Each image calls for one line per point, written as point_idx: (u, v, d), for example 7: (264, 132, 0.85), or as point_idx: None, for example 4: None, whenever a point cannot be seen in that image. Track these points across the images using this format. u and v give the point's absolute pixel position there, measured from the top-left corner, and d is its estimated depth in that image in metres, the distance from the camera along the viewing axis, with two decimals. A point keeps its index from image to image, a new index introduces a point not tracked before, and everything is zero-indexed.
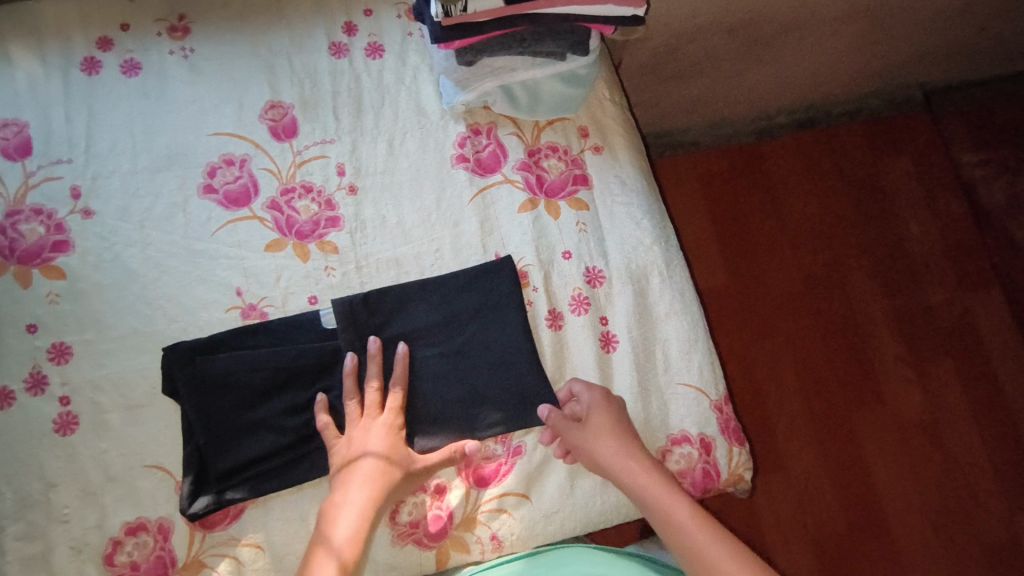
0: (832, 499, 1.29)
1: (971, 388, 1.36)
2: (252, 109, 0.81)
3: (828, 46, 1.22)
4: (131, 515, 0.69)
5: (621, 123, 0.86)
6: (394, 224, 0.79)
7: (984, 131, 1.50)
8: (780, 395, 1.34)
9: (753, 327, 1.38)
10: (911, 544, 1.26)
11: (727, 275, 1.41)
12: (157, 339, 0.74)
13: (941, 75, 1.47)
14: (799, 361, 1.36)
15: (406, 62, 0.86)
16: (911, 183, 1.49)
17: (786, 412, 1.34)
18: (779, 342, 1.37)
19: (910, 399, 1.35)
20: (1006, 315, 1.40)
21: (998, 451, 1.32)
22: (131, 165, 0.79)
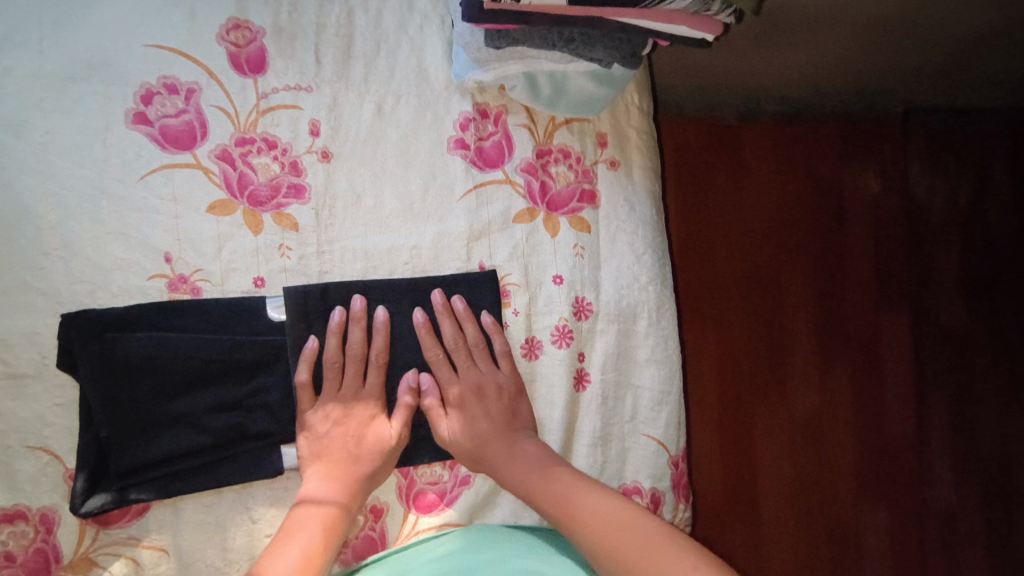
0: (713, 475, 1.24)
1: (865, 401, 1.31)
2: (207, 22, 0.64)
3: (846, 59, 1.08)
4: (7, 502, 0.59)
5: (643, 136, 0.76)
6: (369, 206, 0.67)
7: (948, 155, 1.32)
8: (697, 381, 1.26)
9: (694, 307, 1.28)
10: (774, 533, 1.23)
11: (680, 253, 1.29)
12: (56, 301, 0.60)
13: (929, 98, 1.24)
14: (724, 349, 1.27)
15: (414, 6, 0.70)
16: (873, 190, 1.36)
17: (699, 397, 1.26)
18: (710, 327, 1.27)
19: (809, 401, 1.29)
20: (918, 354, 1.33)
21: (873, 468, 1.29)
22: (37, 65, 0.61)
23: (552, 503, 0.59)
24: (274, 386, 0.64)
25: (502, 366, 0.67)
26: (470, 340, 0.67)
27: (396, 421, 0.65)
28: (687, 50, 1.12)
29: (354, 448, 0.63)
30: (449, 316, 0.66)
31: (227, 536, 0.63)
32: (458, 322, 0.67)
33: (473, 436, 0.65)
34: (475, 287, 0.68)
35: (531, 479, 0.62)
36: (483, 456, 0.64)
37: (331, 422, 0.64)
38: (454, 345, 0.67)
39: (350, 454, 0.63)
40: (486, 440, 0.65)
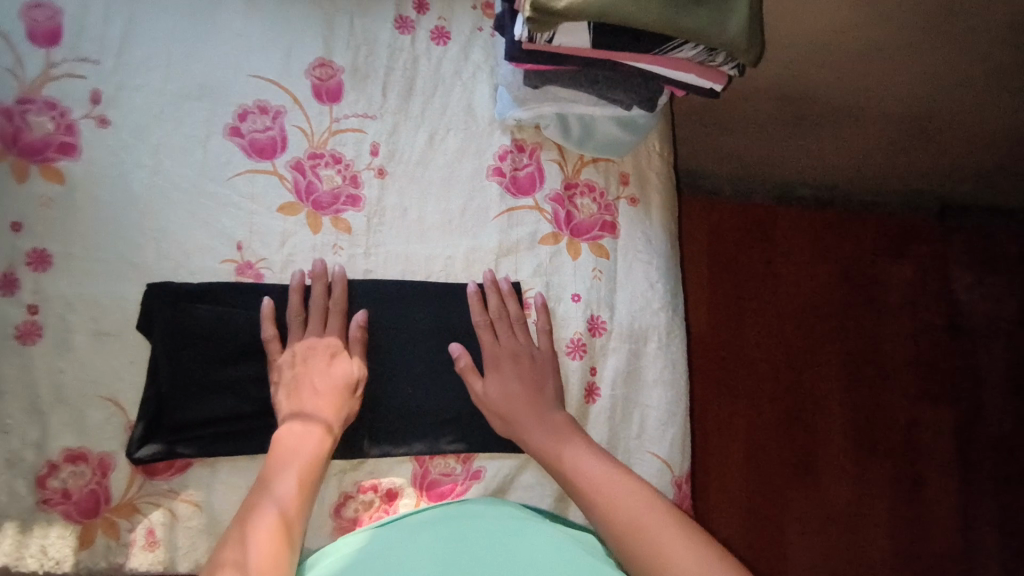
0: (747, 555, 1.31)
1: (896, 488, 1.39)
2: (300, 61, 0.78)
3: (868, 136, 1.22)
4: (74, 443, 0.68)
5: (663, 179, 0.85)
6: (413, 219, 0.77)
7: (979, 257, 1.49)
8: (725, 456, 1.35)
9: (726, 384, 1.37)
10: None
11: (715, 331, 1.39)
12: (143, 273, 0.71)
13: (965, 194, 1.42)
14: (753, 426, 1.37)
15: (469, 57, 0.82)
16: (905, 286, 1.47)
17: (726, 472, 1.34)
18: (738, 404, 1.37)
19: (840, 486, 1.37)
20: (950, 449, 1.42)
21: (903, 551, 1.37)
22: (162, 85, 0.75)
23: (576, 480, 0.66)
24: None
25: (539, 341, 0.75)
26: (512, 313, 0.75)
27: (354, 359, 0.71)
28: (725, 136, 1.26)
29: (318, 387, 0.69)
30: (496, 291, 0.75)
31: None
32: (503, 298, 0.75)
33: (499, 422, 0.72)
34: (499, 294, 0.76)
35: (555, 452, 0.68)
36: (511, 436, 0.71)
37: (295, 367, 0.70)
38: (497, 317, 0.74)
39: (313, 395, 0.68)
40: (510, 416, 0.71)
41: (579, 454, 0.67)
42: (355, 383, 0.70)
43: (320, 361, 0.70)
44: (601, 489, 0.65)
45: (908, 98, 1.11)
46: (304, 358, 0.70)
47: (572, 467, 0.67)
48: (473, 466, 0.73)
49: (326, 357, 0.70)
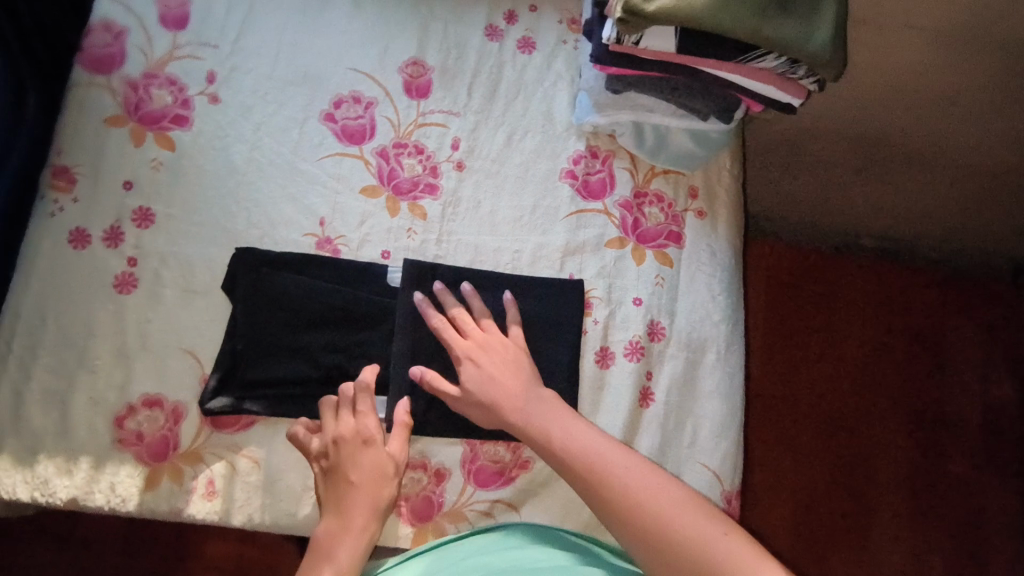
0: None
1: (956, 559, 1.31)
2: (394, 59, 0.84)
3: (940, 189, 1.20)
4: (152, 389, 0.72)
5: (732, 196, 0.85)
6: (485, 212, 0.80)
7: None
8: (769, 501, 1.30)
9: (775, 428, 1.34)
10: None
11: (766, 373, 1.37)
12: (233, 238, 0.76)
13: None
14: (802, 475, 1.32)
15: (552, 66, 0.86)
16: (971, 348, 1.42)
17: (770, 518, 1.29)
18: (786, 450, 1.33)
19: (894, 550, 1.30)
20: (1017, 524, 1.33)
21: None
22: (269, 71, 0.81)
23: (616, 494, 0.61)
24: (375, 339, 0.75)
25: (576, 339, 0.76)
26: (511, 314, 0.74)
27: (393, 444, 0.70)
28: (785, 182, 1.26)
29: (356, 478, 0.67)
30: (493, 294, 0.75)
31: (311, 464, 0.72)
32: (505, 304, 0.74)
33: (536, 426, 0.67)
34: (562, 290, 0.77)
35: (589, 460, 0.64)
36: (549, 440, 0.66)
37: (330, 456, 0.69)
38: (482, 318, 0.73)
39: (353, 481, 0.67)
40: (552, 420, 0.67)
41: (617, 462, 0.63)
42: (395, 465, 0.69)
43: (354, 446, 0.69)
44: (648, 502, 0.60)
45: (987, 149, 1.09)
46: (338, 446, 0.69)
47: (611, 480, 0.62)
48: (521, 458, 0.73)
49: (361, 443, 0.69)
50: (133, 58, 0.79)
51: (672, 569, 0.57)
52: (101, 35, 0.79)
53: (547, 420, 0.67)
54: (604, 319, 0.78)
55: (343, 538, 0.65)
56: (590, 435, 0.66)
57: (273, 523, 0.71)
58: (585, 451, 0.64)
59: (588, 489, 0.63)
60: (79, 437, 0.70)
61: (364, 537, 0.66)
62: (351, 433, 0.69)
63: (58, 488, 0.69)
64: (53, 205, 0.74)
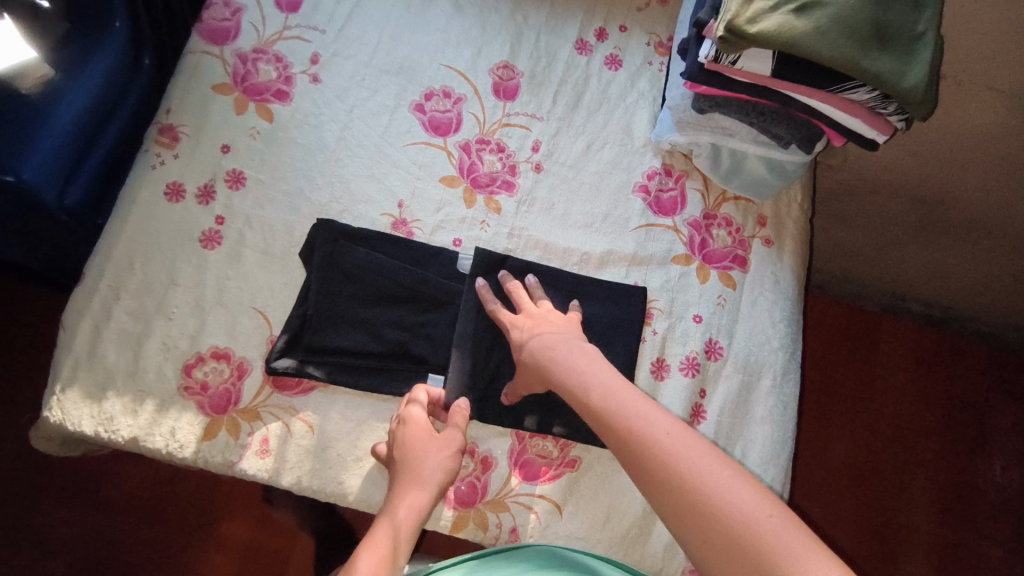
0: None
1: None
2: (486, 61, 0.87)
3: (999, 258, 1.17)
4: (222, 342, 0.74)
5: (799, 229, 0.86)
6: (558, 214, 0.82)
7: None
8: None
9: (808, 482, 1.31)
10: None
11: (802, 425, 1.34)
12: (315, 209, 0.79)
13: None
14: (831, 533, 1.28)
15: (636, 85, 0.89)
16: (1016, 428, 1.38)
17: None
18: (817, 505, 1.29)
19: None
20: None
21: None
22: (368, 59, 0.86)
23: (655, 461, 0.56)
24: (439, 322, 0.77)
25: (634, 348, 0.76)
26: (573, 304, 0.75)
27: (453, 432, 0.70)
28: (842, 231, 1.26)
29: (398, 453, 0.68)
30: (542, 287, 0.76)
31: (360, 436, 0.73)
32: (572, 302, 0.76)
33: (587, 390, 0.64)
34: (626, 297, 0.78)
35: (632, 425, 0.59)
36: (590, 399, 0.63)
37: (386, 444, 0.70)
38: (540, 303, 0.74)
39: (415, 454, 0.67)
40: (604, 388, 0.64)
41: (660, 428, 0.58)
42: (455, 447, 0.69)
43: (398, 426, 0.70)
44: (688, 471, 0.54)
45: None
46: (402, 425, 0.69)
47: (650, 446, 0.57)
48: (563, 454, 0.74)
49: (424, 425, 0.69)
50: (246, 32, 0.84)
51: (711, 547, 0.50)
52: (219, 9, 0.84)
53: (591, 380, 0.65)
54: (664, 331, 0.78)
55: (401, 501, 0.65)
56: (636, 402, 0.62)
57: (319, 489, 0.71)
58: (634, 415, 0.60)
59: (628, 456, 0.58)
60: (148, 379, 0.72)
61: (409, 509, 0.64)
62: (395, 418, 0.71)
63: (121, 426, 0.71)
64: (155, 158, 0.78)
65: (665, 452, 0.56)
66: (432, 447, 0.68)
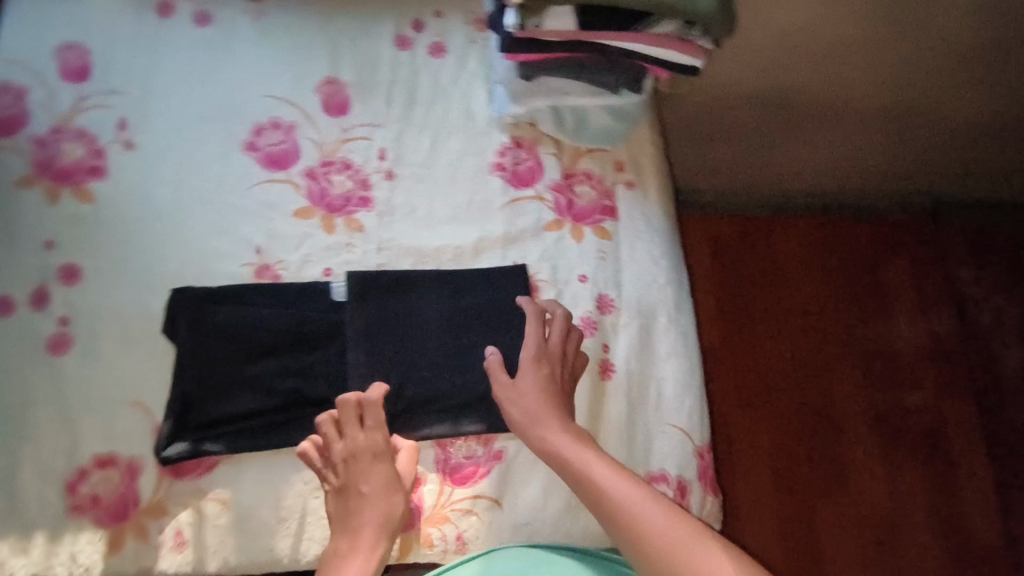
0: (782, 561, 1.27)
1: (935, 494, 1.33)
2: (308, 80, 0.84)
3: (851, 137, 1.25)
4: (103, 448, 0.68)
5: (656, 162, 0.88)
6: (422, 215, 0.80)
7: (985, 251, 1.51)
8: (750, 471, 1.32)
9: (745, 398, 1.37)
10: None
11: (726, 345, 1.40)
12: (167, 280, 0.74)
13: (954, 189, 1.46)
14: (775, 439, 1.34)
15: (465, 67, 0.88)
16: (912, 287, 1.48)
17: (753, 487, 1.31)
18: (757, 417, 1.36)
19: (875, 493, 1.32)
20: (990, 448, 1.37)
21: (951, 557, 1.29)
22: (182, 109, 0.80)
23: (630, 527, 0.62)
24: (330, 356, 0.74)
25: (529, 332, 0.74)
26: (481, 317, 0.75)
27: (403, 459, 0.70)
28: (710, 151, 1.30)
29: (368, 490, 0.67)
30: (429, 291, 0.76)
31: (280, 496, 0.69)
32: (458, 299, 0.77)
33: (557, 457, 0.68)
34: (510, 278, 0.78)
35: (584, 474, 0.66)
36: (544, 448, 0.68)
37: (342, 474, 0.69)
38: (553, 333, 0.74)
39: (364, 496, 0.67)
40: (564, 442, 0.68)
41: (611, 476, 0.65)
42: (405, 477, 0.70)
43: (348, 464, 0.69)
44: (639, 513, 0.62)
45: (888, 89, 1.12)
46: (349, 463, 0.69)
47: (604, 492, 0.64)
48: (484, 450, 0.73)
49: (371, 458, 0.69)
50: (38, 116, 0.77)
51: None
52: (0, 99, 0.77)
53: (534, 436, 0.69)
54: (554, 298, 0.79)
55: (353, 549, 0.65)
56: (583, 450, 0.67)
57: (250, 563, 0.67)
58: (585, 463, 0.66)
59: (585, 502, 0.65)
60: (31, 511, 0.66)
61: (374, 554, 0.66)
62: (361, 446, 0.69)
63: (14, 569, 0.65)
64: None
65: (621, 498, 0.63)
66: (382, 486, 0.68)
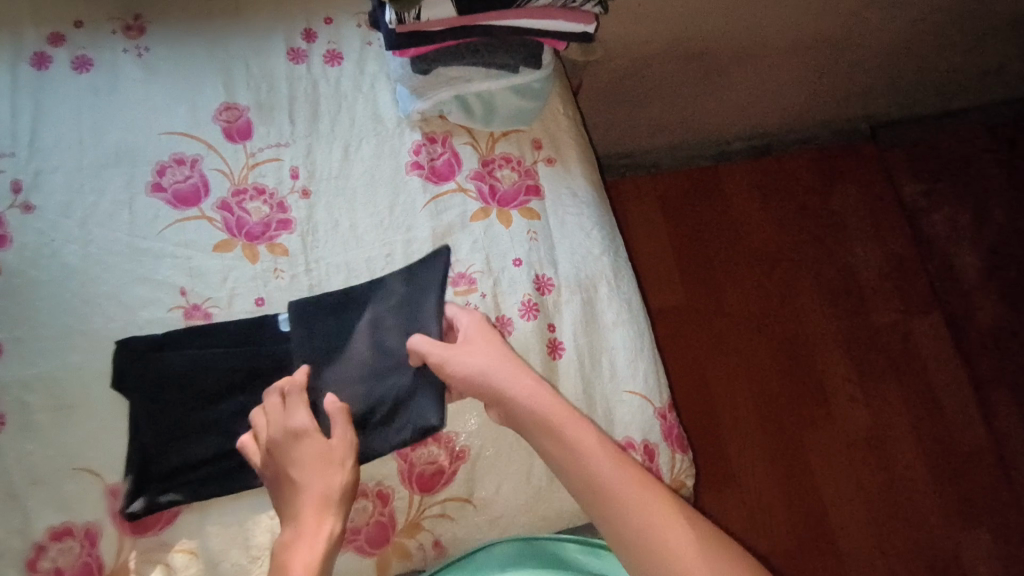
0: (776, 496, 1.29)
1: (912, 406, 1.36)
2: (205, 109, 0.81)
3: (771, 76, 1.25)
4: (57, 519, 0.66)
5: (573, 136, 0.88)
6: (346, 228, 0.79)
7: (922, 163, 1.53)
8: (734, 417, 1.34)
9: (716, 345, 1.39)
10: (854, 545, 1.27)
11: (689, 298, 1.41)
12: (93, 338, 0.72)
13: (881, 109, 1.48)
14: (752, 379, 1.37)
15: (364, 70, 0.86)
16: (859, 210, 1.50)
17: (740, 431, 1.33)
18: (731, 361, 1.38)
19: (855, 415, 1.35)
20: (956, 352, 1.41)
21: (936, 462, 1.33)
22: (78, 161, 0.78)
23: (623, 516, 0.57)
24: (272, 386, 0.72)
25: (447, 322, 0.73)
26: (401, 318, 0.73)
27: (338, 430, 0.64)
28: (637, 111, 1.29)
29: (300, 472, 0.62)
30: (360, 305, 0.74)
31: (249, 535, 0.68)
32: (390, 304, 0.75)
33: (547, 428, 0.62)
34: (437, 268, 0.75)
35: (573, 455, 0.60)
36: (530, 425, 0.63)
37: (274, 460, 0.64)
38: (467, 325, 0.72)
39: (298, 474, 0.62)
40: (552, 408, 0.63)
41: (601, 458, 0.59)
42: (343, 447, 0.63)
43: (277, 448, 0.64)
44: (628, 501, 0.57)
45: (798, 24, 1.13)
46: (277, 447, 0.63)
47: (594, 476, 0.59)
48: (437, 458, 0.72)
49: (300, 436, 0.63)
50: None
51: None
52: None
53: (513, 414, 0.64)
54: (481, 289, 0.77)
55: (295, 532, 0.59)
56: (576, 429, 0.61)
57: None
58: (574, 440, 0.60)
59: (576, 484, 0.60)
60: None
61: (319, 536, 0.59)
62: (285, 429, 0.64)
63: None
64: None
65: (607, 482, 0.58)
66: (316, 460, 0.62)
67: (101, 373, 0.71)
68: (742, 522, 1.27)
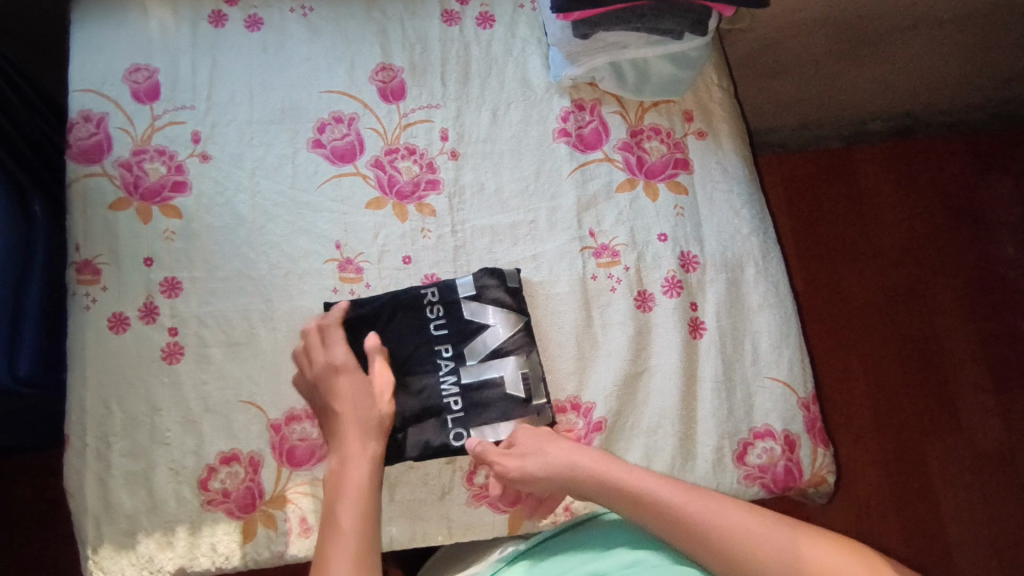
0: (888, 502, 1.22)
1: None
2: (363, 70, 0.84)
3: (938, 51, 1.14)
4: (225, 446, 0.73)
5: (726, 109, 0.84)
6: (491, 192, 0.80)
7: None
8: (848, 413, 1.26)
9: (835, 337, 1.30)
10: (972, 564, 1.19)
11: (809, 284, 1.33)
12: (259, 282, 0.77)
13: None
14: (873, 377, 1.28)
15: (516, 34, 0.87)
16: (1014, 207, 1.37)
17: (854, 428, 1.25)
18: (851, 354, 1.29)
19: (987, 426, 1.26)
20: None
21: None
22: (248, 116, 0.82)
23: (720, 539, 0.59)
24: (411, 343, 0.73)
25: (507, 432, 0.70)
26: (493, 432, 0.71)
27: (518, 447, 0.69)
28: (773, 84, 1.19)
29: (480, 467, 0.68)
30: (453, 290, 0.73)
31: None
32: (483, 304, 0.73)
33: (649, 501, 0.62)
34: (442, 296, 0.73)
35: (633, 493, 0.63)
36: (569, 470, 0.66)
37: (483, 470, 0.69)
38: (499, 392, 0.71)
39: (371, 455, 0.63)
40: (636, 479, 0.63)
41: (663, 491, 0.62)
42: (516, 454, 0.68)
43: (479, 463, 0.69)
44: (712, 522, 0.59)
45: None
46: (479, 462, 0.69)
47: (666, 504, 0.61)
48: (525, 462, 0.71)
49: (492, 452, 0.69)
50: (119, 139, 0.80)
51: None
52: (82, 126, 0.80)
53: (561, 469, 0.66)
54: (496, 302, 0.73)
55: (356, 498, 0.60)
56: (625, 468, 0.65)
57: None
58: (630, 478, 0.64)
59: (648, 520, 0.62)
60: (169, 508, 0.71)
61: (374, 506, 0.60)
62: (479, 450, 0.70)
63: (163, 562, 0.70)
64: (85, 298, 0.75)
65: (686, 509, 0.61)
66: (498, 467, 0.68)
67: (266, 316, 0.76)
68: (850, 525, 1.20)
